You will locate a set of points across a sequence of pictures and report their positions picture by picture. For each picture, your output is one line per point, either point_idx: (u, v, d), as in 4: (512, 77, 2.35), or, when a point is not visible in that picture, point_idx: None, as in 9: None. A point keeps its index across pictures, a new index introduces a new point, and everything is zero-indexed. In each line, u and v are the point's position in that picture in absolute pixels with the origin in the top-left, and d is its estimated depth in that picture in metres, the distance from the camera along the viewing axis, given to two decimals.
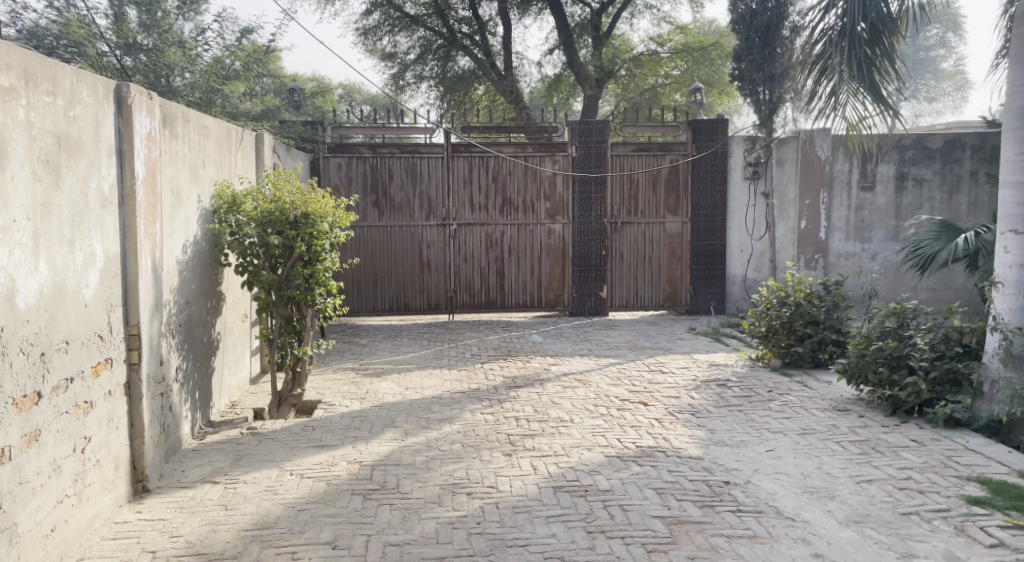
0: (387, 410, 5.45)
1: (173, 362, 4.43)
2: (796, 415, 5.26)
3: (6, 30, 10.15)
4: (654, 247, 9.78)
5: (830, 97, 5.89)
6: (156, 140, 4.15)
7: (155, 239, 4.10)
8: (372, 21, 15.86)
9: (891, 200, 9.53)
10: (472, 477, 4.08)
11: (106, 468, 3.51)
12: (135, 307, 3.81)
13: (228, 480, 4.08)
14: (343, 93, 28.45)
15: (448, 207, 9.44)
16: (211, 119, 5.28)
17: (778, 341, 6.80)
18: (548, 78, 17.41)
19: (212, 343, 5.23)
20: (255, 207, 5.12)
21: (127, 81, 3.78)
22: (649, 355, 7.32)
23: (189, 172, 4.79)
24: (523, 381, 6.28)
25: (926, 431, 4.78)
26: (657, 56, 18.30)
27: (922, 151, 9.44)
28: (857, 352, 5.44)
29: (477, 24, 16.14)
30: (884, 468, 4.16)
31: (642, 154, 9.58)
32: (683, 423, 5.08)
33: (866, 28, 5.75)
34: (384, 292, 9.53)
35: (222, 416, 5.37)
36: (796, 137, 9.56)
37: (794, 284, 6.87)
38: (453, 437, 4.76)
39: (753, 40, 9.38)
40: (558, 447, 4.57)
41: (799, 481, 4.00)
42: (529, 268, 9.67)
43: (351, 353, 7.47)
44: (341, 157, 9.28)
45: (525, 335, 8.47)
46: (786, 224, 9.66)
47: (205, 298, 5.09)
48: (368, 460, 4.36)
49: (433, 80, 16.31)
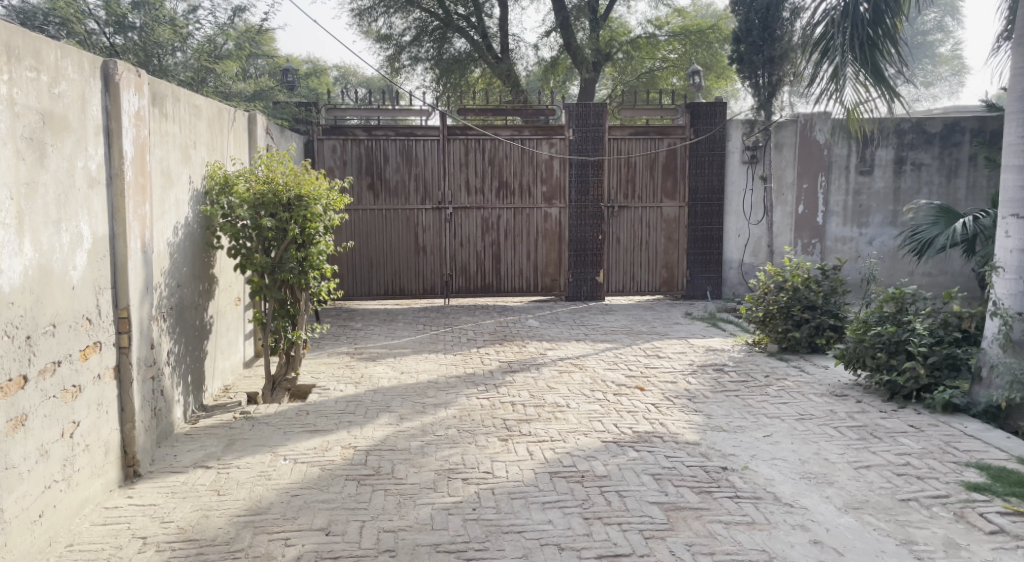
0: (382, 394, 5.41)
1: (164, 345, 4.37)
2: (794, 400, 5.23)
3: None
4: (651, 232, 9.71)
5: (832, 78, 5.78)
6: (145, 119, 4.06)
7: (144, 221, 4.02)
8: (367, 1, 15.68)
9: (889, 185, 9.49)
10: (468, 462, 4.04)
11: (96, 453, 3.46)
12: (124, 289, 3.73)
13: (220, 464, 4.03)
14: (338, 74, 28.09)
15: (444, 190, 9.35)
16: (203, 99, 5.18)
17: (775, 326, 6.75)
18: (544, 61, 17.26)
19: (205, 326, 5.17)
20: (248, 188, 5.03)
21: (114, 58, 3.68)
22: (645, 340, 7.28)
23: (180, 152, 4.71)
24: (520, 365, 6.23)
25: (924, 416, 4.76)
26: (655, 39, 18.15)
27: (920, 135, 9.39)
28: (855, 337, 5.43)
29: (473, 6, 15.95)
30: (883, 453, 4.14)
31: (640, 138, 9.52)
32: (681, 408, 5.05)
33: (868, 8, 5.66)
34: (380, 276, 9.46)
35: (215, 400, 5.32)
36: (794, 120, 9.46)
37: (792, 269, 6.82)
38: (448, 422, 4.72)
39: (752, 22, 9.13)
40: (554, 432, 4.53)
41: (797, 467, 3.98)
42: (525, 252, 9.61)
43: (345, 338, 7.41)
44: (335, 139, 9.17)
45: (522, 319, 8.42)
46: (784, 209, 9.60)
47: (197, 281, 5.02)
48: (362, 445, 4.31)
49: (428, 62, 16.13)
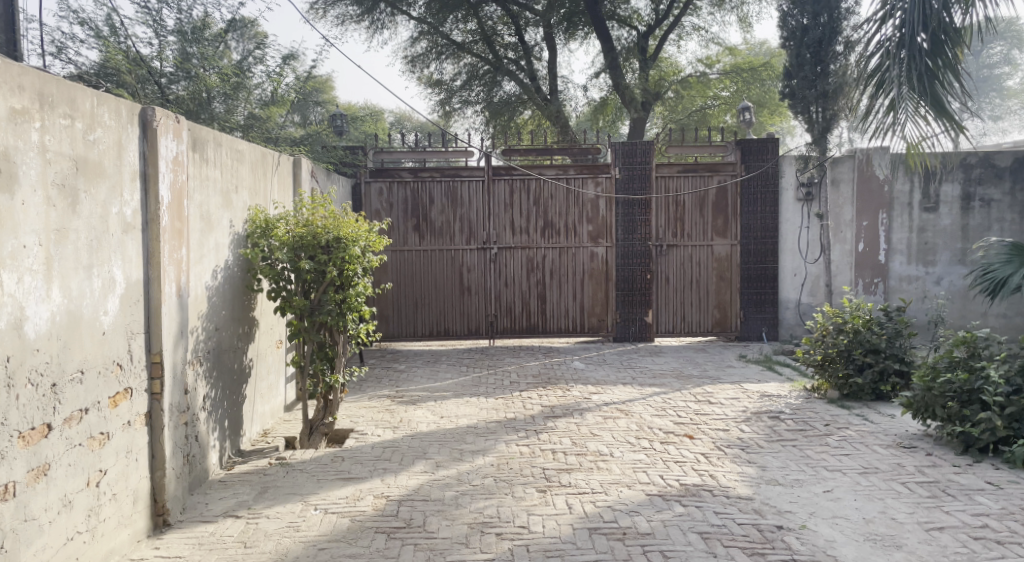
0: (420, 440, 5.27)
1: (200, 391, 4.33)
2: (857, 452, 4.87)
3: (52, 59, 9.84)
4: (702, 271, 9.42)
5: (888, 112, 5.47)
6: (184, 164, 4.09)
7: (181, 265, 4.02)
8: (420, 48, 16.12)
9: (957, 221, 9.14)
10: (502, 515, 3.84)
11: (123, 503, 3.39)
12: (157, 334, 3.71)
13: (250, 514, 3.94)
14: (393, 120, 28.79)
15: (489, 230, 9.30)
16: (246, 143, 5.24)
17: (835, 371, 6.40)
18: (594, 101, 17.27)
19: (244, 369, 5.15)
20: (288, 231, 5.03)
21: (152, 105, 3.73)
22: (696, 384, 6.97)
23: (221, 197, 4.74)
24: (563, 410, 6.01)
25: (1002, 472, 4.37)
26: (706, 77, 17.97)
27: (989, 170, 9.06)
28: (923, 384, 5.06)
29: (523, 50, 16.16)
30: (957, 514, 3.78)
31: (690, 175, 9.31)
32: (732, 459, 4.76)
33: (928, 39, 5.38)
34: (424, 317, 9.39)
35: (253, 444, 5.27)
36: (851, 156, 9.22)
37: (853, 310, 6.48)
38: (485, 471, 4.54)
39: (804, 57, 8.90)
40: (596, 483, 4.29)
41: (861, 527, 3.65)
42: (571, 292, 9.42)
43: (387, 380, 7.32)
44: (382, 182, 9.25)
45: (567, 361, 8.20)
46: (843, 247, 9.27)
47: (236, 324, 4.99)
48: (395, 495, 4.16)
49: (479, 105, 16.28)
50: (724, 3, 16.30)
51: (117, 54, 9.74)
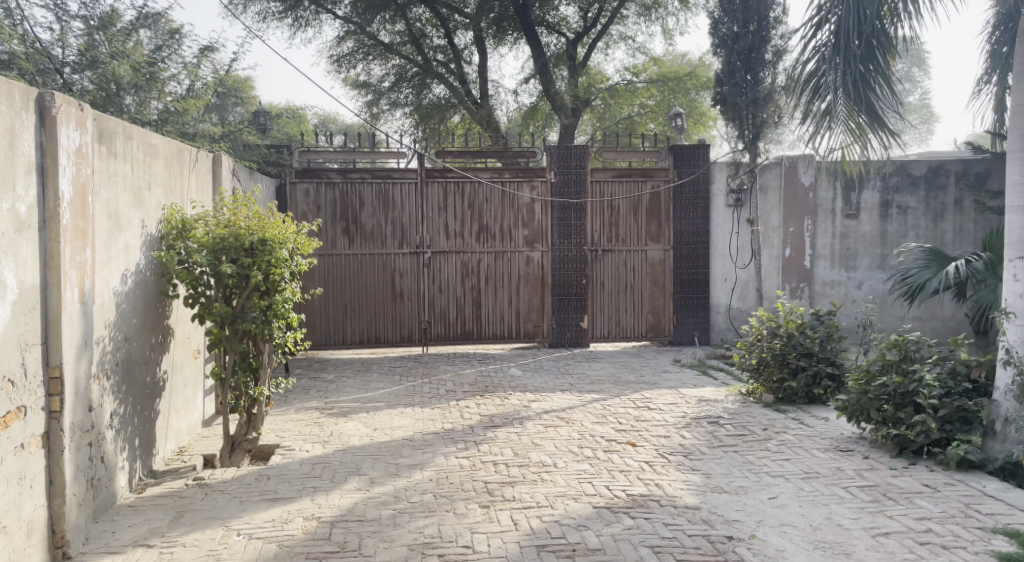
0: (352, 454, 4.97)
1: (106, 408, 3.93)
2: (797, 456, 4.87)
3: None
4: (637, 276, 9.42)
5: (823, 116, 5.56)
6: (88, 157, 3.70)
7: (84, 269, 3.62)
8: (346, 48, 15.76)
9: (876, 228, 9.45)
10: (444, 535, 3.61)
11: (14, 536, 2.99)
12: (56, 345, 3.32)
13: (164, 543, 3.57)
14: (318, 122, 28.00)
15: (422, 234, 9.04)
16: (159, 137, 4.83)
17: (770, 375, 6.44)
18: (524, 107, 17.20)
19: (157, 382, 4.74)
20: (206, 232, 4.65)
21: (51, 90, 3.34)
22: (634, 390, 6.91)
23: (131, 194, 4.34)
24: (502, 420, 5.82)
25: (937, 474, 4.44)
26: (633, 86, 18.15)
27: (905, 179, 9.41)
28: (858, 388, 5.12)
29: (453, 53, 15.89)
30: (900, 518, 3.78)
31: (623, 180, 9.31)
32: (676, 467, 4.67)
33: (861, 45, 5.46)
34: (354, 324, 9.03)
35: (167, 464, 4.85)
36: (778, 163, 9.38)
37: (785, 314, 6.54)
38: (424, 486, 4.30)
39: (735, 65, 9.00)
40: (541, 496, 4.12)
41: (809, 535, 3.60)
42: (506, 297, 9.25)
43: (315, 391, 6.95)
44: (308, 182, 8.86)
45: (504, 368, 8.02)
46: (771, 252, 9.45)
47: (149, 333, 4.58)
48: (327, 516, 3.87)
49: (408, 107, 16.04)
50: (650, 14, 16.52)
51: (11, 37, 8.97)
